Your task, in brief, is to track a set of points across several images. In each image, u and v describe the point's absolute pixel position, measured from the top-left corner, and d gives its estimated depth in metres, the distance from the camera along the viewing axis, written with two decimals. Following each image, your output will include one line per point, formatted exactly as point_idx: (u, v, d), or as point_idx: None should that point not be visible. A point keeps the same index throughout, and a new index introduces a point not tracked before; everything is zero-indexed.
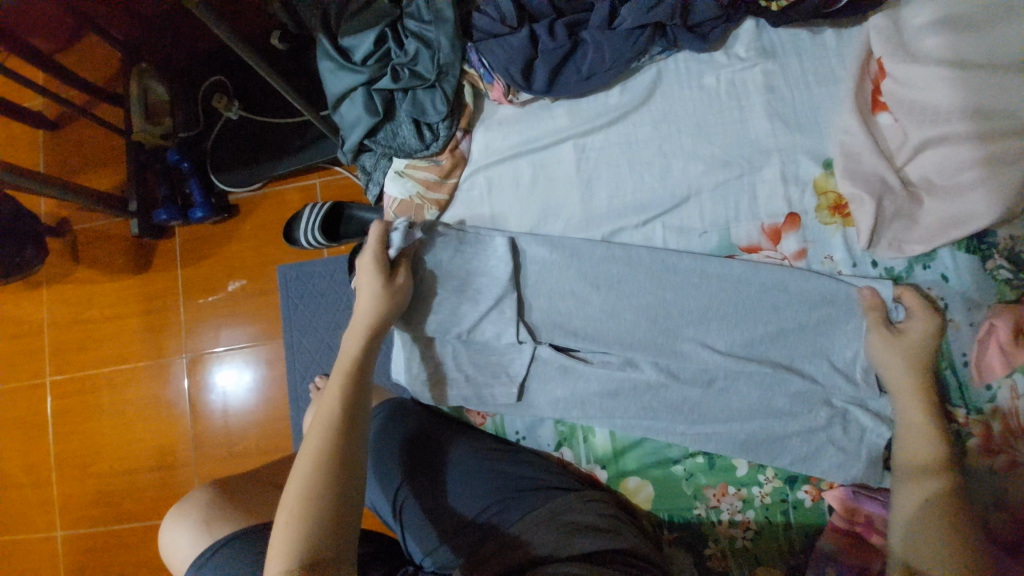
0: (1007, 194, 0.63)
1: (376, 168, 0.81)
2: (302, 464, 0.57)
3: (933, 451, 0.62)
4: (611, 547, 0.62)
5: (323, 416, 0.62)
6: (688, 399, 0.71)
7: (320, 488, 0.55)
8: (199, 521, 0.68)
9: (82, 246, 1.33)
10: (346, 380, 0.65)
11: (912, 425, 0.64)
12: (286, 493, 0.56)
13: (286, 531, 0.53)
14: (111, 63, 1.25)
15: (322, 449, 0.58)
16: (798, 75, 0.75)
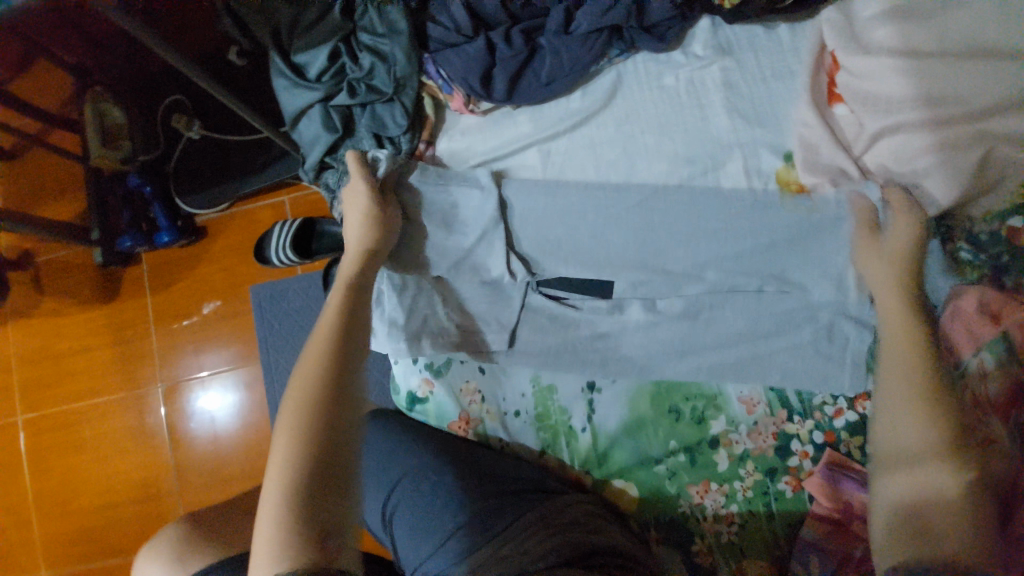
0: (962, 178, 0.65)
1: (339, 183, 0.76)
2: (280, 445, 0.49)
3: (933, 430, 0.54)
4: (604, 548, 0.61)
5: (302, 386, 0.53)
6: (664, 388, 0.73)
7: (300, 473, 0.48)
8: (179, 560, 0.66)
9: (46, 278, 1.29)
10: (329, 343, 0.56)
11: (905, 403, 0.56)
12: (267, 480, 0.48)
13: (270, 521, 0.46)
14: (63, 88, 1.21)
15: (299, 427, 0.50)
16: (755, 70, 0.76)
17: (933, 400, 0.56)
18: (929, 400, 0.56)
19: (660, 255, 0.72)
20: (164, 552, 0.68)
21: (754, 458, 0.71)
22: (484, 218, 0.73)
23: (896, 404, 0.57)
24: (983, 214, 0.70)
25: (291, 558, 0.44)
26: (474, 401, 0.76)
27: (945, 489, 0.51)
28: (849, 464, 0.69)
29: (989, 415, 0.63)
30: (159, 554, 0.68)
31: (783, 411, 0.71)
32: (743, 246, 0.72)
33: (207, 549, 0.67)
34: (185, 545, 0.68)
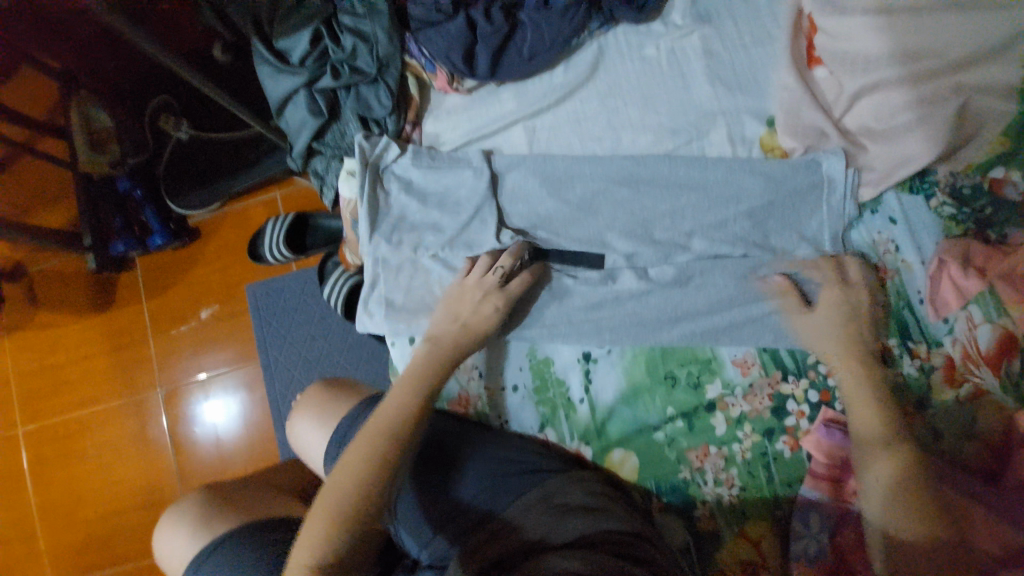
0: (943, 132, 0.65)
1: (328, 171, 0.80)
2: (350, 458, 0.57)
3: (883, 429, 0.63)
4: (604, 525, 0.63)
5: (386, 412, 0.60)
6: (662, 351, 0.73)
7: (358, 495, 0.55)
8: (203, 530, 0.73)
9: (41, 288, 1.29)
10: (421, 385, 0.62)
11: (865, 412, 0.65)
12: (341, 468, 0.56)
13: (319, 525, 0.53)
14: (48, 95, 1.21)
15: (371, 451, 0.57)
16: (734, 37, 0.77)
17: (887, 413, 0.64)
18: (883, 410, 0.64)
19: (649, 225, 0.74)
20: (185, 521, 0.75)
21: (751, 420, 0.71)
22: (477, 195, 0.73)
23: (856, 409, 0.65)
24: (965, 166, 0.71)
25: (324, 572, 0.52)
26: (471, 377, 0.76)
27: (894, 488, 0.59)
28: (844, 421, 0.69)
29: (981, 366, 0.66)
30: (181, 523, 0.75)
31: (778, 371, 0.72)
32: (733, 211, 0.72)
33: (228, 516, 0.74)
34: (206, 517, 0.74)
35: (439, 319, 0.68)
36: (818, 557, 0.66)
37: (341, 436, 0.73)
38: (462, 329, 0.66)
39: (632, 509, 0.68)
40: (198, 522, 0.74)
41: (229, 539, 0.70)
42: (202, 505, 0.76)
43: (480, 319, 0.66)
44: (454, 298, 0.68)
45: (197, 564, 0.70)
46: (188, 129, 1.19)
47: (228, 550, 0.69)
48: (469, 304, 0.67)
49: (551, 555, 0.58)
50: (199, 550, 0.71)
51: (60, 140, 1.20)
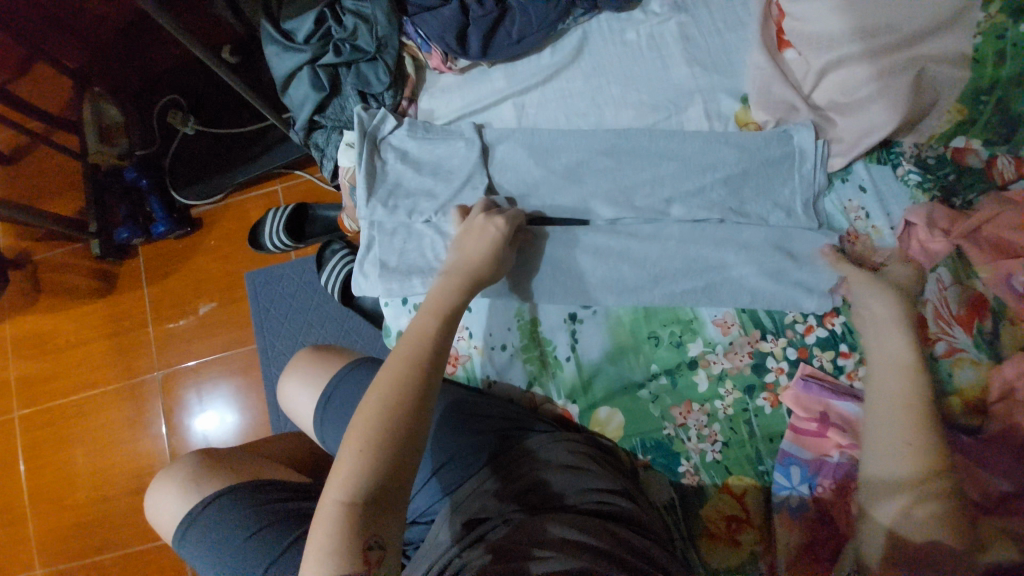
0: (901, 103, 0.70)
1: (328, 143, 0.86)
2: (372, 398, 0.56)
3: (923, 455, 0.57)
4: (589, 487, 0.65)
5: (403, 351, 0.60)
6: (644, 308, 0.77)
7: (388, 429, 0.54)
8: (192, 492, 0.71)
9: (44, 275, 1.32)
10: (433, 320, 0.63)
11: (894, 436, 0.59)
12: (354, 426, 0.55)
13: (351, 465, 0.52)
14: (62, 91, 1.28)
15: (395, 387, 0.56)
16: (708, 23, 0.84)
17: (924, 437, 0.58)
18: (923, 433, 0.58)
19: (631, 192, 0.78)
20: (177, 479, 0.73)
21: (732, 376, 0.74)
22: (468, 164, 0.79)
23: (881, 430, 0.60)
24: (928, 137, 0.76)
25: (360, 509, 0.50)
26: (462, 338, 0.79)
27: (927, 529, 0.54)
28: (821, 375, 0.72)
29: (954, 326, 0.68)
30: (169, 487, 0.73)
31: (757, 330, 0.75)
32: (710, 177, 0.77)
33: (222, 475, 0.73)
34: (197, 478, 0.73)
35: (448, 259, 0.71)
36: (800, 509, 0.68)
37: (330, 391, 0.76)
38: (469, 253, 0.70)
39: (619, 472, 0.70)
40: (191, 481, 0.72)
41: (223, 496, 0.70)
42: (194, 465, 0.74)
43: (486, 243, 0.70)
44: (458, 236, 0.72)
45: (188, 522, 0.69)
46: (195, 124, 1.24)
47: (222, 508, 0.69)
48: (473, 238, 0.71)
49: (539, 519, 0.61)
50: (190, 509, 0.70)
51: (72, 132, 1.26)
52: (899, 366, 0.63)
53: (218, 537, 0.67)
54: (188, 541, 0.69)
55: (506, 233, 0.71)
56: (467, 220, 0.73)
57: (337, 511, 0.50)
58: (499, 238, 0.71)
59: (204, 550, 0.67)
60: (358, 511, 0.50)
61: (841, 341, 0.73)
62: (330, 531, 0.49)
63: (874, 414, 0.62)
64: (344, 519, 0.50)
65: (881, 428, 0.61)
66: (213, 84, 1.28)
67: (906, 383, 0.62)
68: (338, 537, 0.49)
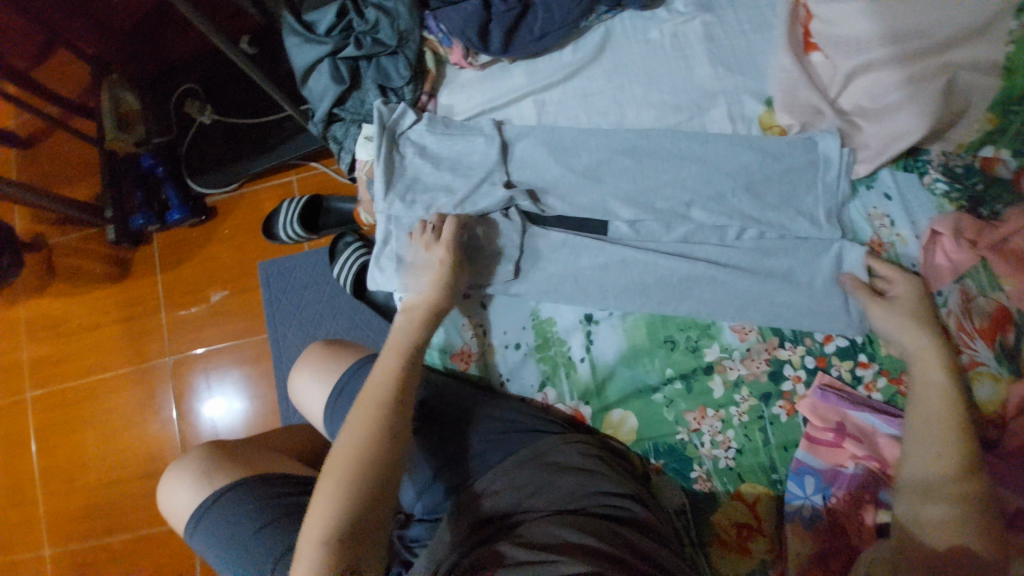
0: (932, 110, 0.69)
1: (347, 137, 0.86)
2: (346, 438, 0.58)
3: (956, 465, 0.57)
4: (596, 491, 0.64)
5: (373, 388, 0.62)
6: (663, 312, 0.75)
7: (360, 469, 0.55)
8: (205, 484, 0.72)
9: (59, 260, 1.33)
10: (400, 359, 0.65)
11: (932, 442, 0.60)
12: (330, 466, 0.57)
13: (326, 503, 0.54)
14: (82, 77, 1.30)
15: (366, 426, 0.58)
16: (734, 23, 0.82)
17: (964, 444, 0.58)
18: (959, 442, 0.58)
19: (650, 194, 0.77)
20: (189, 471, 0.73)
21: (748, 383, 0.73)
22: (488, 161, 0.79)
23: (919, 437, 0.61)
24: (956, 147, 0.74)
25: (337, 545, 0.51)
26: (476, 335, 0.79)
27: (954, 533, 0.54)
28: (839, 386, 0.71)
29: (976, 340, 0.67)
30: (182, 478, 0.73)
31: (775, 337, 0.74)
32: (730, 180, 0.76)
33: (232, 469, 0.73)
34: (209, 470, 0.73)
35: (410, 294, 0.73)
36: (812, 519, 0.67)
37: (341, 386, 0.76)
38: (426, 285, 0.72)
39: (633, 479, 0.70)
40: (203, 473, 0.73)
41: (234, 490, 0.70)
42: (205, 457, 0.75)
43: (439, 273, 0.72)
44: (414, 271, 0.74)
45: (199, 515, 0.69)
46: (211, 114, 1.24)
47: (233, 502, 0.69)
48: (427, 270, 0.73)
49: (545, 522, 0.61)
50: (200, 502, 0.71)
51: (89, 118, 1.27)
52: (939, 373, 0.63)
53: (227, 531, 0.67)
54: (199, 534, 0.69)
55: (452, 260, 0.72)
56: (416, 244, 0.74)
57: (316, 554, 0.51)
58: (448, 269, 0.72)
59: (215, 544, 0.68)
60: (336, 545, 0.51)
61: (860, 351, 0.72)
62: (308, 571, 0.50)
63: (917, 419, 0.62)
64: (321, 556, 0.51)
65: (917, 436, 0.61)
66: (229, 75, 1.27)
67: (942, 396, 0.62)
68: (317, 574, 0.50)
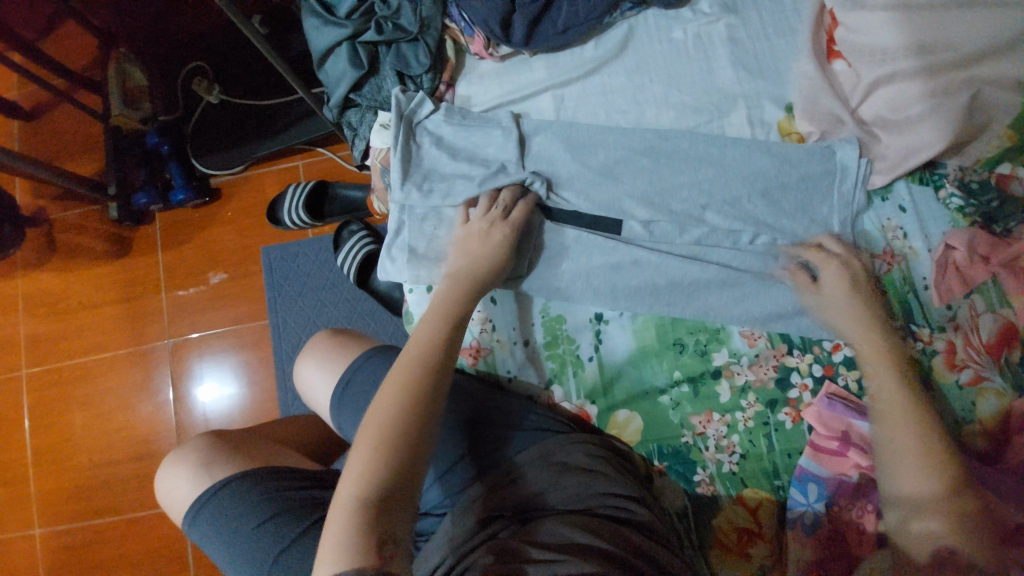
0: (953, 123, 0.69)
1: (362, 123, 0.86)
2: (383, 398, 0.56)
3: (935, 479, 0.56)
4: (601, 491, 0.64)
5: (414, 349, 0.60)
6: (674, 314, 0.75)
7: (399, 429, 0.54)
8: (206, 471, 0.71)
9: (58, 236, 1.31)
10: (444, 325, 0.63)
11: (907, 456, 0.58)
12: (366, 426, 0.55)
13: (364, 462, 0.52)
14: (89, 50, 1.28)
15: (408, 389, 0.56)
16: (758, 27, 0.82)
17: (934, 453, 0.58)
18: (928, 450, 0.58)
19: (666, 196, 0.77)
20: (190, 458, 0.73)
21: (755, 390, 0.73)
22: (504, 154, 0.79)
23: (893, 450, 0.60)
24: (974, 161, 0.73)
25: (372, 506, 0.50)
26: (484, 329, 0.78)
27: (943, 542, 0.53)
28: (846, 396, 0.71)
29: (981, 354, 0.68)
30: (183, 464, 0.73)
31: (784, 344, 0.74)
32: (748, 185, 0.76)
33: (235, 460, 0.72)
34: (211, 457, 0.72)
35: (460, 258, 0.71)
36: (813, 526, 0.67)
37: (349, 376, 0.76)
38: (482, 254, 0.70)
39: (637, 481, 0.70)
40: (204, 461, 0.72)
41: (236, 479, 0.69)
42: (207, 447, 0.74)
43: (499, 245, 0.71)
44: (466, 237, 0.72)
45: (199, 503, 0.69)
46: (219, 94, 1.21)
47: (235, 491, 0.68)
48: (484, 238, 0.71)
49: (549, 521, 0.60)
50: (201, 493, 0.70)
51: (95, 93, 1.25)
52: (893, 384, 0.63)
53: (228, 520, 0.67)
54: (199, 525, 0.68)
55: (513, 238, 0.71)
56: (476, 213, 0.73)
57: (350, 511, 0.50)
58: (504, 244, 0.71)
59: (215, 533, 0.67)
60: (371, 505, 0.50)
61: None
62: (340, 530, 0.48)
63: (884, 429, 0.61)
64: (358, 516, 0.49)
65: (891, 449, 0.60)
66: (239, 54, 1.25)
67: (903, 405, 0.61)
68: (351, 533, 0.48)
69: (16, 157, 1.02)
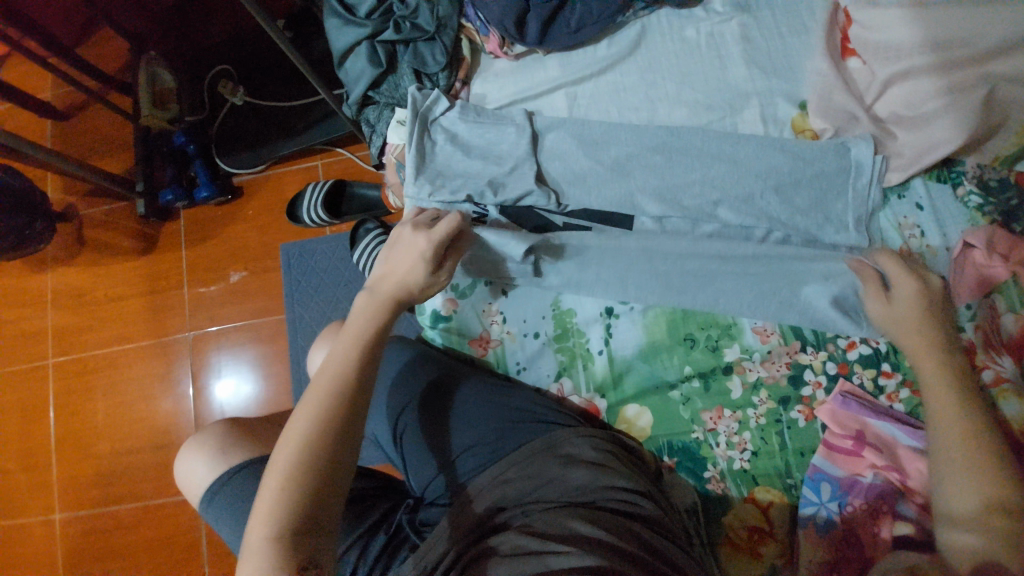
0: (969, 119, 0.68)
1: (379, 120, 0.89)
2: (314, 395, 0.56)
3: (989, 491, 0.52)
4: (612, 484, 0.64)
5: (342, 346, 0.60)
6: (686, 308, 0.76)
7: (325, 425, 0.54)
8: (221, 458, 0.73)
9: (87, 231, 1.36)
10: (365, 321, 0.63)
11: (958, 467, 0.55)
12: (293, 422, 0.55)
13: (270, 502, 0.50)
14: (121, 54, 1.33)
15: (319, 417, 0.55)
16: (772, 25, 0.82)
17: (987, 464, 0.54)
18: (984, 462, 0.54)
19: (677, 191, 0.77)
20: (205, 445, 0.75)
21: (767, 386, 0.73)
22: (518, 151, 0.80)
23: (945, 462, 0.56)
24: (992, 159, 0.72)
25: (284, 543, 0.49)
26: (495, 322, 0.80)
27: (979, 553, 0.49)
28: (860, 394, 0.70)
29: (1001, 356, 0.65)
30: (198, 451, 0.74)
31: (797, 341, 0.73)
32: (761, 180, 0.76)
33: (247, 447, 0.74)
34: (224, 444, 0.74)
35: (378, 273, 0.68)
36: (827, 527, 0.66)
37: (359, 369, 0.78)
38: (392, 270, 0.67)
39: (644, 476, 0.69)
40: (218, 447, 0.74)
41: (245, 468, 0.71)
42: (225, 431, 0.76)
43: (408, 263, 0.66)
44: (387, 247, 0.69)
45: (213, 491, 0.70)
46: (243, 95, 1.26)
47: (245, 479, 0.70)
48: (402, 247, 0.68)
49: (554, 514, 0.60)
50: (215, 477, 0.72)
51: (126, 93, 1.30)
52: (948, 389, 0.60)
53: (238, 509, 0.68)
54: (213, 506, 0.70)
55: (434, 244, 0.68)
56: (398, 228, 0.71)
57: (274, 510, 0.50)
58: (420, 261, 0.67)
59: (226, 519, 0.69)
60: (296, 506, 0.50)
61: (884, 360, 0.71)
62: (267, 528, 0.49)
63: (937, 437, 0.58)
64: (280, 516, 0.50)
65: (944, 460, 0.56)
66: (262, 56, 1.30)
67: (959, 414, 0.58)
68: (277, 533, 0.49)
69: (48, 153, 1.06)
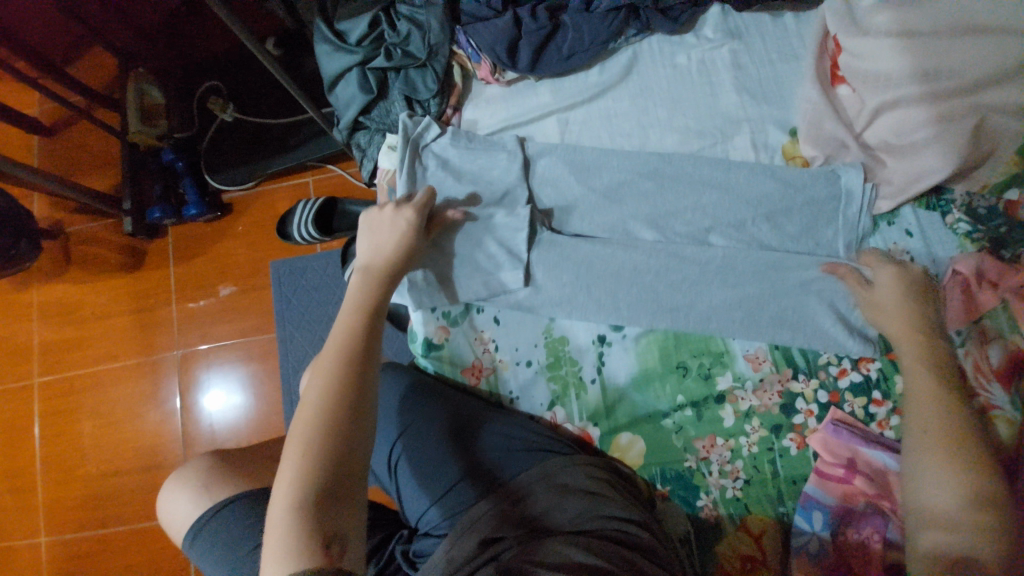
0: (958, 150, 0.68)
1: (370, 144, 0.88)
2: (312, 394, 0.55)
3: (962, 489, 0.54)
4: (606, 514, 0.63)
5: (332, 347, 0.60)
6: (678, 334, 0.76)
7: (330, 420, 0.53)
8: (208, 492, 0.72)
9: (74, 248, 1.34)
10: (357, 315, 0.63)
11: (931, 467, 0.57)
12: (295, 428, 0.53)
13: (290, 480, 0.49)
14: (110, 70, 1.32)
15: (321, 413, 0.53)
16: (762, 53, 0.84)
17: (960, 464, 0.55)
18: (957, 461, 0.56)
19: (669, 218, 0.78)
20: (191, 479, 0.73)
21: (760, 414, 0.73)
22: (510, 177, 0.80)
23: (919, 462, 0.58)
24: (980, 187, 0.73)
25: (310, 517, 0.47)
26: (487, 349, 0.79)
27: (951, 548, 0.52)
28: (851, 422, 0.70)
29: (991, 383, 0.65)
30: (184, 485, 0.73)
31: (789, 369, 0.73)
32: (751, 208, 0.76)
33: (234, 482, 0.73)
34: (212, 477, 0.73)
35: (362, 257, 0.70)
36: (818, 555, 0.65)
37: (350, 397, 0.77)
38: (379, 251, 0.69)
39: (639, 505, 0.68)
40: (205, 481, 0.73)
41: (232, 504, 0.70)
42: (213, 464, 0.75)
43: (397, 237, 0.70)
44: (366, 231, 0.71)
45: (197, 528, 0.69)
46: (233, 112, 1.25)
47: (232, 516, 0.69)
48: (383, 231, 0.71)
49: (551, 541, 0.59)
50: (202, 512, 0.70)
51: (114, 109, 1.28)
52: (928, 390, 0.62)
53: (224, 546, 0.67)
54: (198, 543, 0.69)
55: (416, 226, 0.72)
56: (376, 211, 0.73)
57: (291, 511, 0.48)
58: (409, 231, 0.71)
59: (211, 557, 0.67)
60: (310, 507, 0.48)
61: (875, 388, 0.71)
62: (284, 534, 0.47)
63: (913, 437, 0.60)
64: (298, 519, 0.47)
65: (918, 461, 0.58)
66: (253, 73, 1.29)
67: (936, 412, 0.59)
68: (296, 539, 0.46)
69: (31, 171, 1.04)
